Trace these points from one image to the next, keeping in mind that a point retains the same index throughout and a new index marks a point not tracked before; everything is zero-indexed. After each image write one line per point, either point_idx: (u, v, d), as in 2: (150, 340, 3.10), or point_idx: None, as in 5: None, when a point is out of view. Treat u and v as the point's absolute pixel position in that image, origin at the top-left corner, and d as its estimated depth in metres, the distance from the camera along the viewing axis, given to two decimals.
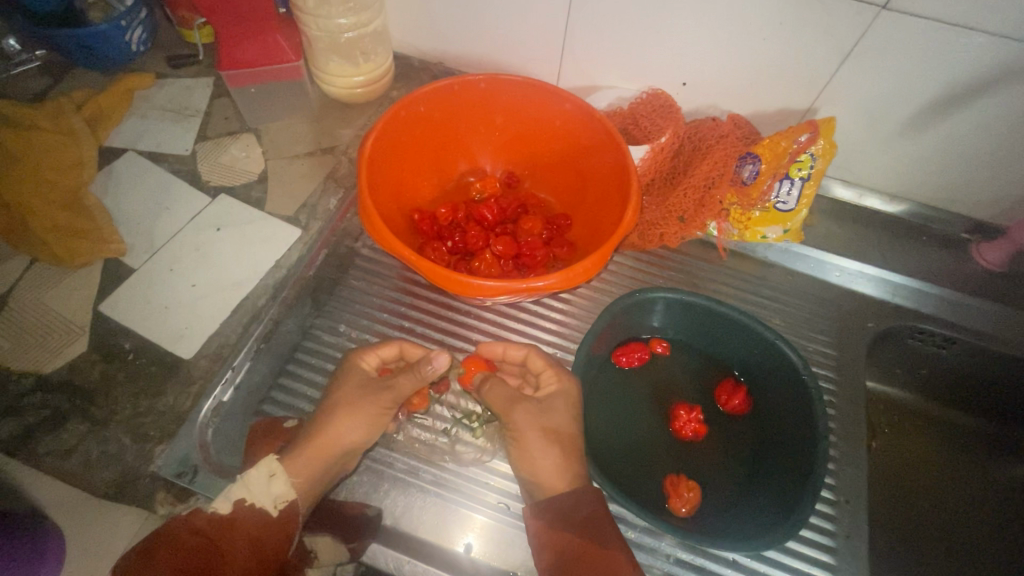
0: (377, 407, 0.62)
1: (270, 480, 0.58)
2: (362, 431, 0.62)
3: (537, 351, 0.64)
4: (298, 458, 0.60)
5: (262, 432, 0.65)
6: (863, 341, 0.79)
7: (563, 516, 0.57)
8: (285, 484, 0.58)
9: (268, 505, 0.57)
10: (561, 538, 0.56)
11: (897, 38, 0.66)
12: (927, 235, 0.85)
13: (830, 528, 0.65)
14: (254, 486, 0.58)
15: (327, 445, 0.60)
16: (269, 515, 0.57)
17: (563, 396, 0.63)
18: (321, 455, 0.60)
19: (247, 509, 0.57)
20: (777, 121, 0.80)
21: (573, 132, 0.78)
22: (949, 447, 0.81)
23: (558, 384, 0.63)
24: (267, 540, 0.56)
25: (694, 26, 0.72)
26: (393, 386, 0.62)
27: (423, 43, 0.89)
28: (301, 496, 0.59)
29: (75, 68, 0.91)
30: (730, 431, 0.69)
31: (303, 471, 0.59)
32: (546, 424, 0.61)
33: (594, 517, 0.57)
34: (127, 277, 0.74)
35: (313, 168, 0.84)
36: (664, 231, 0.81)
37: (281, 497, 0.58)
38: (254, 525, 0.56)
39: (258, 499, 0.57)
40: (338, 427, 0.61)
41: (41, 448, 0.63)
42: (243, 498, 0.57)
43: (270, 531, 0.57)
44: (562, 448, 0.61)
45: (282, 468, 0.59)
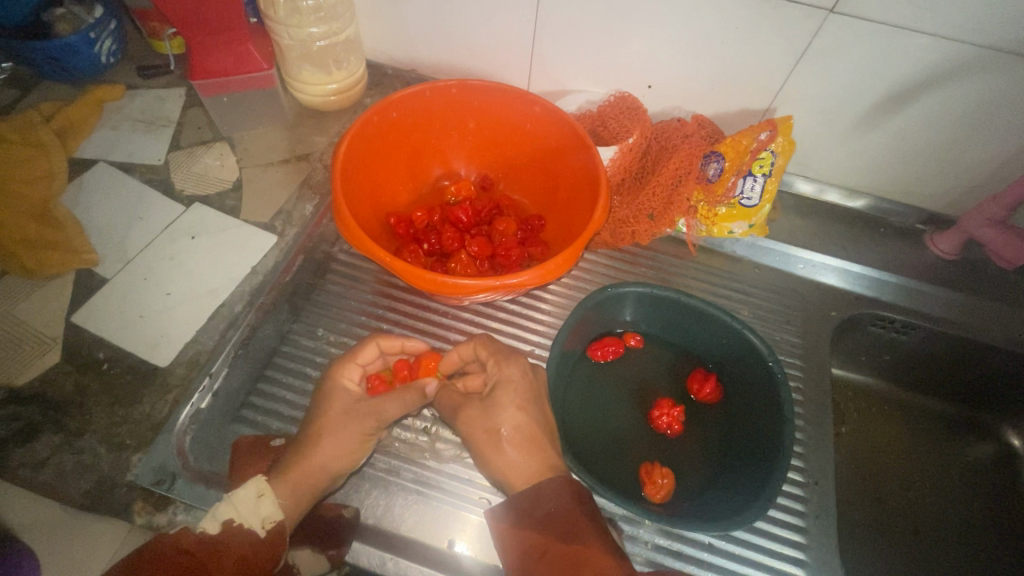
0: (363, 428, 0.62)
1: (259, 500, 0.57)
2: (350, 454, 0.61)
3: (484, 342, 0.65)
4: (287, 478, 0.59)
5: (247, 449, 0.65)
6: (828, 330, 0.82)
7: (525, 513, 0.57)
8: (274, 504, 0.57)
9: (256, 526, 0.56)
10: (524, 537, 0.56)
11: (846, 39, 0.69)
12: (883, 227, 0.89)
13: (800, 508, 0.68)
14: (242, 506, 0.56)
15: (312, 465, 0.60)
16: (257, 536, 0.56)
17: (507, 389, 0.62)
18: (308, 477, 0.59)
19: (235, 530, 0.55)
20: (738, 121, 0.83)
21: (543, 136, 0.80)
22: (911, 429, 0.85)
23: (501, 373, 0.63)
24: (254, 560, 0.55)
25: (656, 33, 0.76)
26: (378, 406, 0.63)
27: (395, 51, 0.91)
28: (289, 517, 0.58)
29: (44, 80, 0.90)
30: (702, 420, 0.71)
31: (291, 490, 0.58)
32: (490, 422, 0.61)
33: (560, 508, 0.56)
34: (101, 287, 0.73)
35: (289, 175, 0.84)
36: (635, 229, 0.84)
37: (269, 517, 0.57)
38: (240, 546, 0.55)
39: (247, 519, 0.56)
40: (321, 451, 0.60)
41: (14, 461, 0.62)
42: (230, 518, 0.56)
43: (260, 552, 0.55)
44: (526, 446, 0.60)
45: (271, 489, 0.58)
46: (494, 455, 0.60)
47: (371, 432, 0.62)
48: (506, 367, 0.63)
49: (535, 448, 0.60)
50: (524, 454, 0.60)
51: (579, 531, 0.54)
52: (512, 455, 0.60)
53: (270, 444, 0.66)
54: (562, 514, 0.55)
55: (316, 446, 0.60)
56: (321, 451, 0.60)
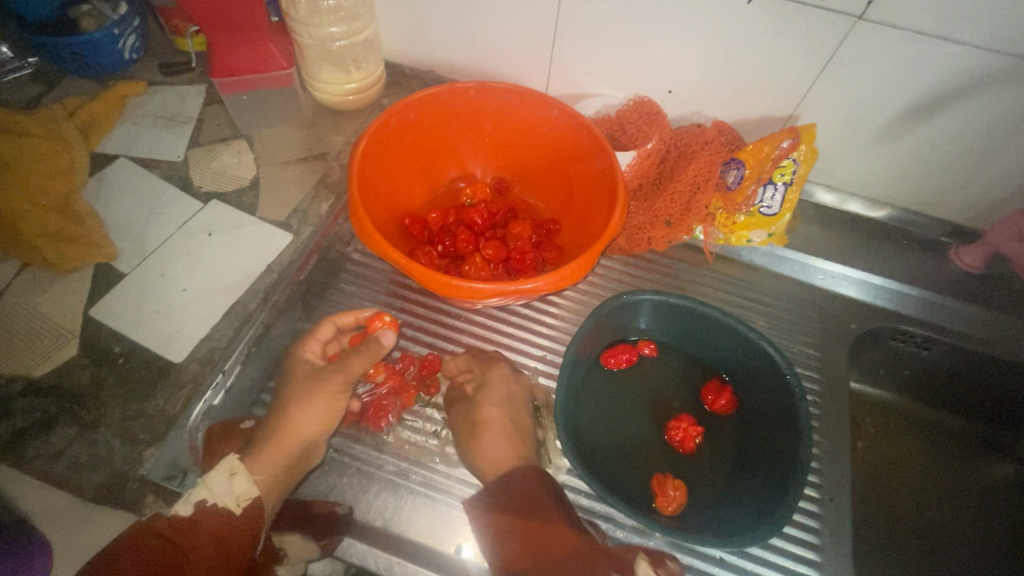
0: (330, 388, 0.64)
1: (231, 479, 0.58)
2: (322, 416, 0.63)
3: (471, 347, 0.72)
4: (259, 456, 0.61)
5: (219, 436, 0.64)
6: (847, 343, 0.81)
7: (498, 498, 0.60)
8: (247, 481, 0.59)
9: (229, 504, 0.57)
10: (496, 523, 0.59)
11: (873, 46, 0.68)
12: (907, 238, 0.86)
13: (814, 525, 0.66)
14: (215, 486, 0.58)
15: (287, 434, 0.61)
16: (232, 514, 0.57)
17: (494, 378, 0.68)
18: (284, 448, 0.61)
19: (208, 509, 0.57)
20: (760, 127, 0.82)
21: (560, 139, 0.80)
22: (929, 446, 0.83)
23: (489, 369, 0.69)
24: (229, 538, 0.56)
25: (678, 37, 0.75)
26: (343, 365, 0.66)
27: (414, 52, 0.91)
28: (263, 493, 0.60)
29: (68, 76, 0.91)
30: (717, 432, 0.70)
31: (265, 466, 0.60)
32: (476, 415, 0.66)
33: (529, 492, 0.60)
34: (118, 281, 0.74)
35: (306, 174, 0.85)
36: (651, 235, 0.83)
37: (244, 494, 0.58)
38: (214, 525, 0.56)
39: (219, 499, 0.58)
40: (293, 419, 0.62)
41: (30, 452, 0.63)
42: (203, 499, 0.57)
43: (235, 531, 0.57)
44: (505, 436, 0.65)
45: (242, 466, 0.59)
46: (476, 445, 0.64)
47: (338, 392, 0.65)
48: (495, 366, 0.69)
49: (511, 436, 0.65)
50: (503, 444, 0.64)
51: (541, 511, 0.58)
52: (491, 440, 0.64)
53: (241, 427, 0.66)
54: (527, 499, 0.60)
55: (290, 416, 0.62)
56: (293, 418, 0.62)
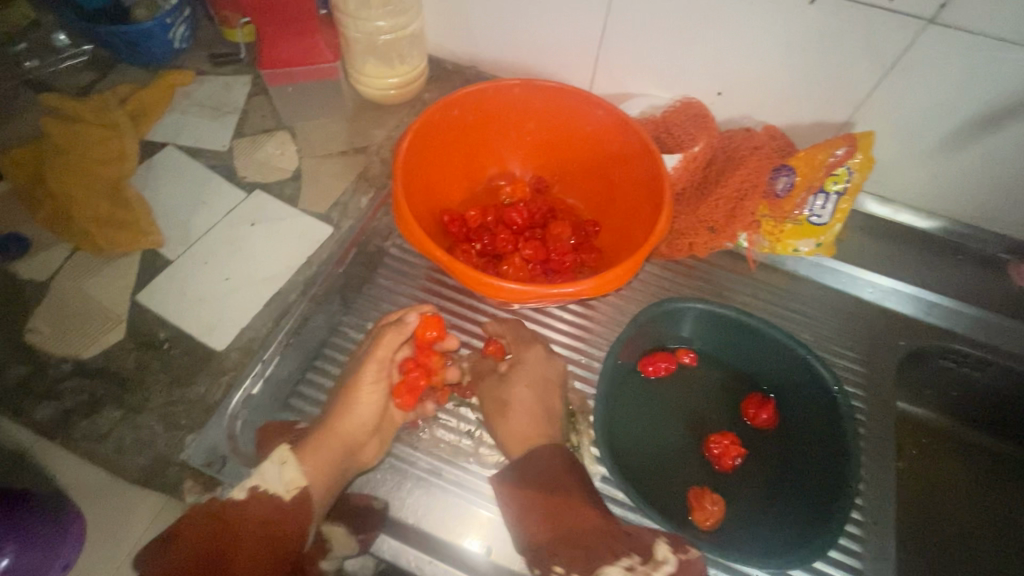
0: (367, 382, 0.65)
1: (281, 466, 0.60)
2: (365, 411, 0.64)
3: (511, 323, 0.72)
4: (309, 447, 0.62)
5: (274, 432, 0.65)
6: (895, 361, 0.78)
7: (520, 477, 0.61)
8: (296, 470, 0.60)
9: (280, 491, 0.59)
10: (523, 497, 0.60)
11: (943, 53, 0.65)
12: (962, 253, 0.83)
13: (857, 549, 0.64)
14: (268, 473, 0.60)
15: (334, 428, 0.62)
16: (283, 500, 0.59)
17: (521, 365, 0.67)
18: (331, 442, 0.62)
19: (260, 495, 0.59)
20: (813, 133, 0.79)
21: (605, 140, 0.78)
22: (976, 474, 0.79)
23: (518, 352, 0.69)
24: (280, 523, 0.58)
25: (731, 39, 0.72)
26: (375, 355, 0.66)
27: (457, 47, 0.90)
28: (313, 483, 0.60)
29: (120, 63, 0.93)
30: (758, 448, 0.68)
31: (313, 458, 0.61)
32: (503, 394, 0.66)
33: (554, 474, 0.61)
34: (164, 268, 0.75)
35: (346, 167, 0.85)
36: (693, 240, 0.81)
37: (293, 482, 0.60)
38: (263, 512, 0.59)
39: (271, 486, 0.60)
40: (340, 414, 0.63)
41: (79, 432, 0.65)
42: (256, 485, 0.60)
43: (285, 518, 0.58)
44: (530, 419, 0.64)
45: (292, 456, 0.61)
46: (502, 423, 0.65)
47: (373, 384, 0.65)
48: (525, 347, 0.69)
49: (540, 416, 0.65)
50: (528, 423, 0.64)
51: (562, 491, 0.59)
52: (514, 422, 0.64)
53: (295, 427, 0.66)
54: (548, 478, 0.60)
55: (335, 412, 0.64)
56: (336, 413, 0.63)
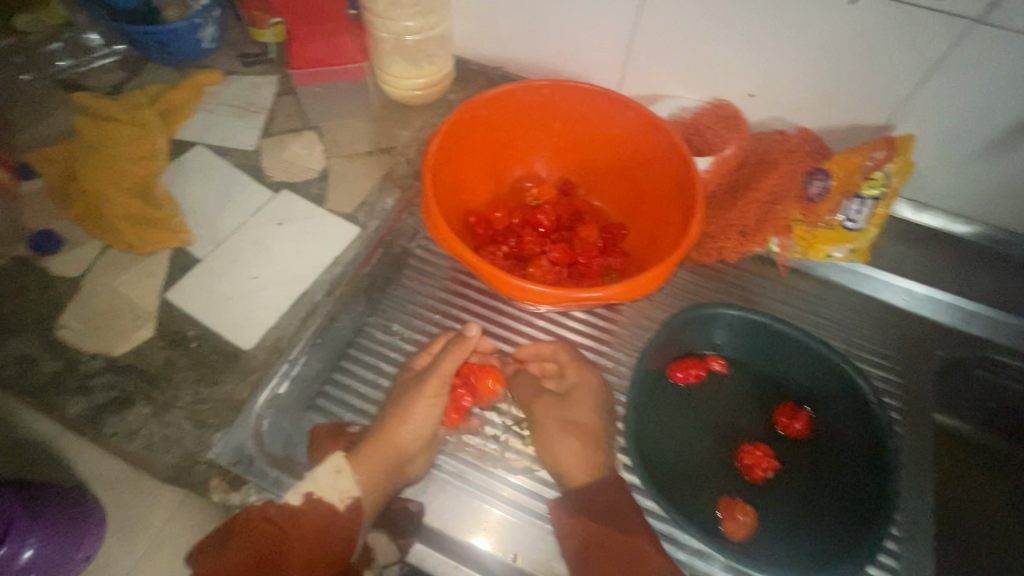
0: (422, 397, 0.65)
1: (337, 475, 0.63)
2: (417, 426, 0.64)
3: (567, 349, 0.70)
4: (361, 456, 0.63)
5: (327, 437, 0.66)
6: (931, 371, 0.75)
7: (582, 505, 0.62)
8: (351, 480, 0.63)
9: (335, 499, 0.62)
10: (577, 529, 0.61)
11: (988, 53, 0.63)
12: (1004, 261, 0.80)
13: (894, 565, 0.62)
14: (322, 480, 0.63)
15: (385, 441, 0.64)
16: (336, 509, 0.62)
17: (585, 389, 0.68)
18: (383, 454, 0.63)
19: (314, 502, 0.62)
20: (848, 136, 0.77)
21: (633, 143, 0.77)
22: (1020, 492, 0.75)
23: (579, 377, 0.69)
24: (333, 528, 0.61)
25: (766, 40, 0.71)
26: (433, 373, 0.66)
27: (483, 47, 0.90)
28: (365, 493, 0.63)
29: (150, 63, 0.94)
30: (792, 458, 0.66)
31: (366, 469, 0.63)
32: (565, 417, 0.66)
33: (619, 509, 0.62)
34: (192, 267, 0.76)
35: (373, 167, 0.85)
36: (722, 245, 0.79)
37: (347, 492, 0.62)
38: (320, 520, 0.61)
39: (326, 494, 0.62)
40: (393, 427, 0.64)
41: (108, 429, 0.65)
42: (312, 491, 0.62)
43: (338, 525, 0.61)
44: (582, 440, 0.65)
45: (346, 466, 0.63)
46: (557, 444, 0.65)
47: (429, 400, 0.65)
48: (583, 375, 0.69)
49: (592, 443, 0.65)
50: (581, 447, 0.65)
51: (626, 527, 0.60)
52: (572, 446, 0.64)
53: (348, 431, 0.67)
54: (610, 510, 0.62)
55: (389, 423, 0.65)
56: (390, 424, 0.64)
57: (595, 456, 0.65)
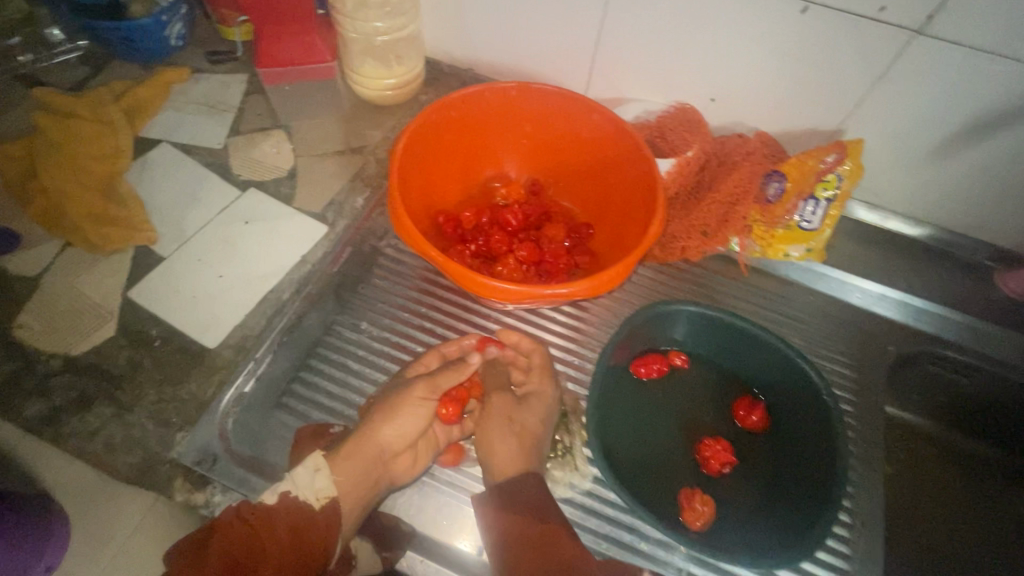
0: (414, 397, 0.65)
1: (315, 474, 0.60)
2: (404, 425, 0.64)
3: (541, 350, 0.69)
4: (342, 455, 0.62)
5: (308, 437, 0.65)
6: (883, 365, 0.79)
7: (506, 500, 0.61)
8: (329, 479, 0.60)
9: (310, 499, 0.59)
10: (502, 523, 0.60)
11: (929, 63, 0.66)
12: (950, 261, 0.84)
13: (844, 550, 0.65)
14: (298, 479, 0.60)
15: (370, 438, 0.62)
16: (311, 508, 0.59)
17: (539, 396, 0.68)
18: (366, 452, 0.62)
19: (291, 500, 0.59)
20: (804, 140, 0.80)
21: (600, 144, 0.79)
22: (964, 479, 0.80)
23: (539, 384, 0.68)
24: (307, 533, 0.58)
25: (725, 47, 0.74)
26: (430, 377, 0.66)
27: (454, 49, 0.91)
28: (342, 494, 0.60)
29: (115, 60, 0.93)
30: (747, 449, 0.68)
31: (346, 468, 0.61)
32: (514, 418, 0.67)
33: (539, 502, 0.61)
34: (157, 265, 0.75)
35: (342, 167, 0.85)
36: (685, 244, 0.82)
37: (323, 492, 0.60)
38: (293, 519, 0.58)
39: (301, 492, 0.59)
40: (378, 424, 0.63)
41: (67, 429, 0.64)
42: (287, 490, 0.59)
43: (313, 526, 0.58)
44: (520, 442, 0.65)
45: (326, 464, 0.61)
46: (495, 441, 0.65)
47: (421, 400, 0.65)
48: (545, 383, 0.68)
49: (532, 446, 0.65)
50: (521, 448, 0.64)
51: (545, 517, 0.60)
52: (510, 446, 0.64)
53: (330, 432, 0.67)
54: (535, 504, 0.61)
55: (375, 420, 0.63)
56: (377, 421, 0.63)
57: (529, 459, 0.64)
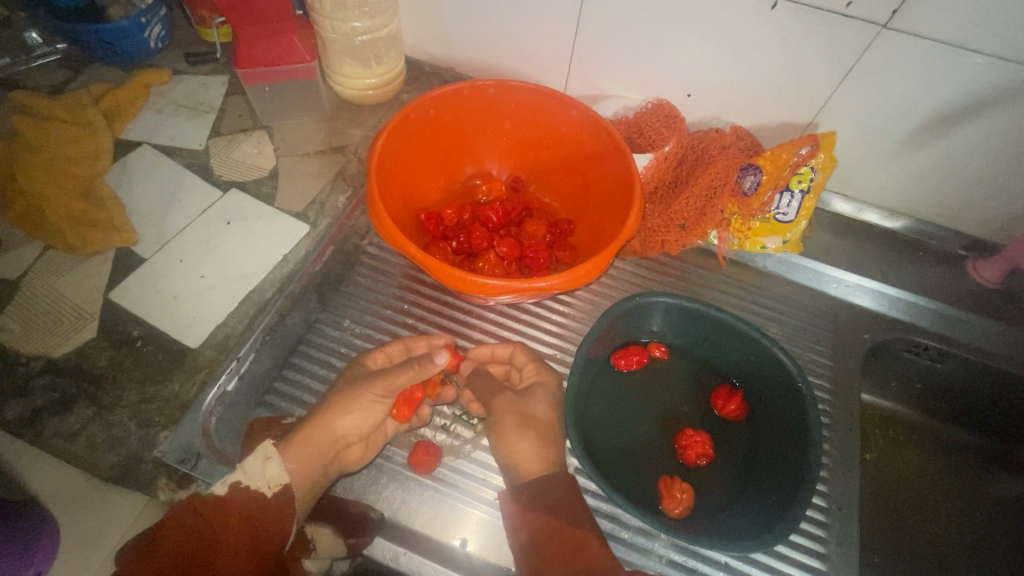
0: (371, 392, 0.63)
1: (265, 463, 0.58)
2: (361, 419, 0.63)
3: (522, 348, 0.68)
4: (295, 445, 0.60)
5: (261, 427, 0.66)
6: (858, 354, 0.80)
7: (535, 499, 0.59)
8: (280, 467, 0.58)
9: (262, 487, 0.57)
10: (533, 522, 0.58)
11: (897, 56, 0.68)
12: (924, 250, 0.86)
13: (821, 534, 0.66)
14: (250, 469, 0.58)
15: (325, 428, 0.61)
16: (263, 497, 0.57)
17: (544, 387, 0.67)
18: (321, 443, 0.61)
19: (240, 490, 0.57)
20: (778, 134, 0.81)
21: (578, 140, 0.80)
22: (940, 463, 0.82)
23: (539, 376, 0.68)
24: (259, 521, 0.56)
25: (699, 42, 0.75)
26: (388, 376, 0.63)
27: (434, 48, 0.91)
28: (295, 482, 0.59)
29: (95, 63, 0.93)
30: (725, 437, 0.70)
31: (299, 457, 0.60)
32: (524, 412, 0.65)
33: (568, 502, 0.59)
34: (138, 266, 0.75)
35: (324, 166, 0.85)
36: (665, 239, 0.83)
37: (275, 480, 0.58)
38: (246, 507, 0.56)
39: (251, 481, 0.57)
40: (334, 415, 0.62)
41: (48, 430, 0.64)
42: (237, 481, 0.57)
43: (266, 514, 0.57)
44: (538, 434, 0.64)
45: (277, 453, 0.59)
46: (514, 439, 0.63)
47: (378, 398, 0.63)
48: (543, 373, 0.68)
49: (551, 438, 0.64)
50: (541, 442, 0.63)
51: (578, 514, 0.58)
52: (527, 443, 0.63)
53: (283, 422, 0.66)
54: (565, 499, 0.59)
55: (330, 412, 0.62)
56: (333, 412, 0.62)
57: (552, 452, 0.64)
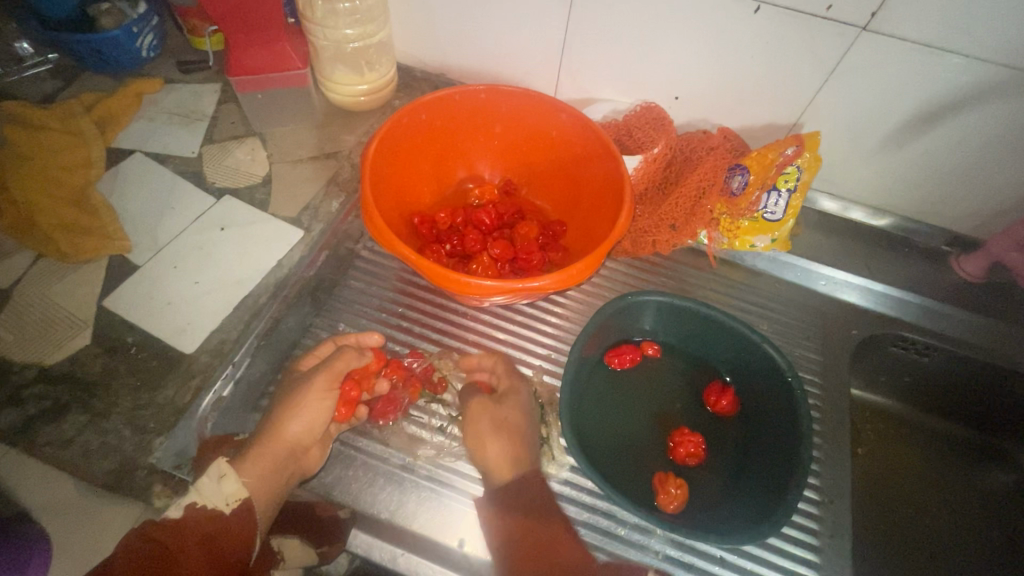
0: (315, 389, 0.66)
1: (220, 481, 0.60)
2: (311, 416, 0.65)
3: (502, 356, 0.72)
4: (248, 459, 0.62)
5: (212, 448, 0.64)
6: (847, 350, 0.81)
7: (508, 502, 0.62)
8: (235, 482, 0.60)
9: (220, 504, 0.59)
10: (504, 524, 0.61)
11: (876, 57, 0.69)
12: (909, 247, 0.87)
13: (814, 527, 0.67)
14: (204, 488, 0.60)
15: (274, 436, 0.63)
16: (222, 513, 0.59)
17: (515, 398, 0.69)
18: (274, 452, 0.63)
19: (197, 510, 0.58)
20: (764, 135, 0.83)
21: (567, 143, 0.81)
22: (930, 455, 0.83)
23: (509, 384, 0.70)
24: (220, 537, 0.58)
25: (684, 45, 0.76)
26: (328, 367, 0.67)
27: (425, 55, 0.93)
28: (254, 495, 0.61)
29: (87, 72, 0.93)
30: (718, 432, 0.71)
31: (251, 471, 0.61)
32: (497, 418, 0.67)
33: (535, 499, 0.62)
34: (132, 274, 0.75)
35: (317, 172, 0.86)
36: (656, 238, 0.84)
37: (233, 496, 0.60)
38: (203, 526, 0.58)
39: (208, 501, 0.59)
40: (283, 420, 0.64)
41: (42, 437, 0.64)
42: (193, 501, 0.59)
43: (226, 529, 0.59)
44: (509, 438, 0.66)
45: (231, 469, 0.61)
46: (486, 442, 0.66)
47: (324, 391, 0.66)
48: (515, 385, 0.70)
49: (519, 440, 0.66)
50: (511, 446, 0.65)
51: (548, 516, 0.61)
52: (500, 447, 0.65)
53: (234, 439, 0.66)
54: (536, 504, 0.62)
55: (280, 417, 0.65)
56: (281, 420, 0.64)
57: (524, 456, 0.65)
